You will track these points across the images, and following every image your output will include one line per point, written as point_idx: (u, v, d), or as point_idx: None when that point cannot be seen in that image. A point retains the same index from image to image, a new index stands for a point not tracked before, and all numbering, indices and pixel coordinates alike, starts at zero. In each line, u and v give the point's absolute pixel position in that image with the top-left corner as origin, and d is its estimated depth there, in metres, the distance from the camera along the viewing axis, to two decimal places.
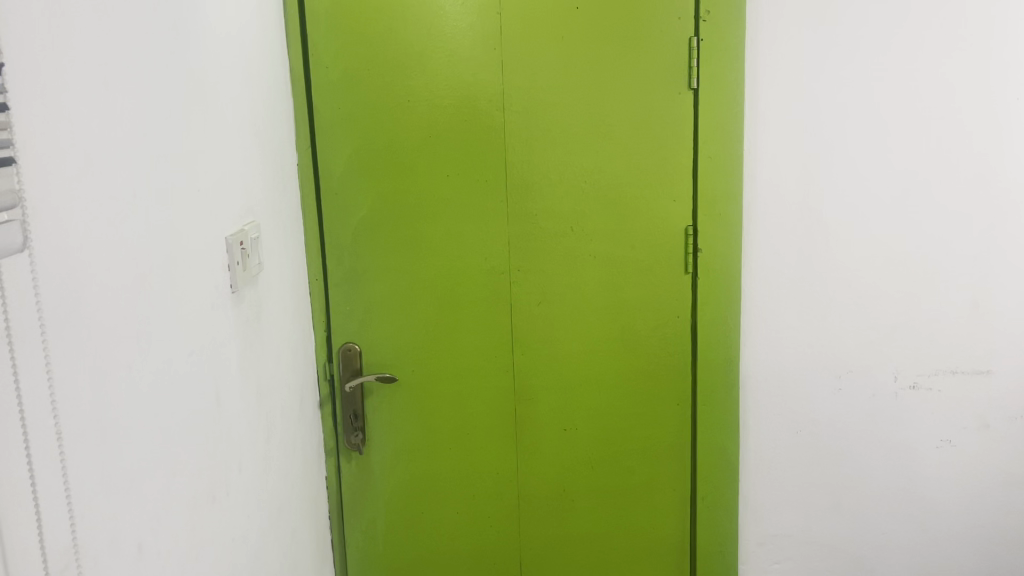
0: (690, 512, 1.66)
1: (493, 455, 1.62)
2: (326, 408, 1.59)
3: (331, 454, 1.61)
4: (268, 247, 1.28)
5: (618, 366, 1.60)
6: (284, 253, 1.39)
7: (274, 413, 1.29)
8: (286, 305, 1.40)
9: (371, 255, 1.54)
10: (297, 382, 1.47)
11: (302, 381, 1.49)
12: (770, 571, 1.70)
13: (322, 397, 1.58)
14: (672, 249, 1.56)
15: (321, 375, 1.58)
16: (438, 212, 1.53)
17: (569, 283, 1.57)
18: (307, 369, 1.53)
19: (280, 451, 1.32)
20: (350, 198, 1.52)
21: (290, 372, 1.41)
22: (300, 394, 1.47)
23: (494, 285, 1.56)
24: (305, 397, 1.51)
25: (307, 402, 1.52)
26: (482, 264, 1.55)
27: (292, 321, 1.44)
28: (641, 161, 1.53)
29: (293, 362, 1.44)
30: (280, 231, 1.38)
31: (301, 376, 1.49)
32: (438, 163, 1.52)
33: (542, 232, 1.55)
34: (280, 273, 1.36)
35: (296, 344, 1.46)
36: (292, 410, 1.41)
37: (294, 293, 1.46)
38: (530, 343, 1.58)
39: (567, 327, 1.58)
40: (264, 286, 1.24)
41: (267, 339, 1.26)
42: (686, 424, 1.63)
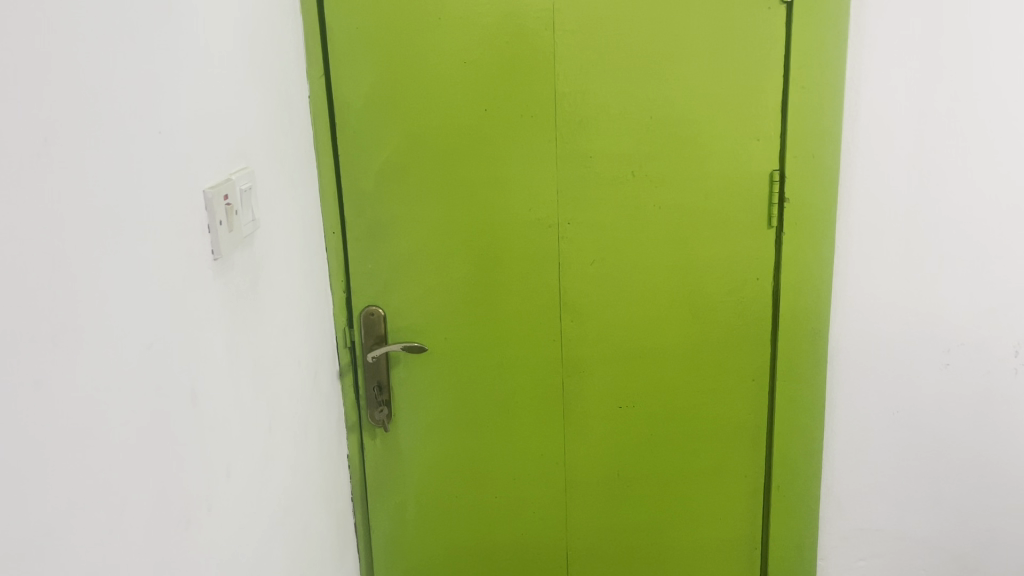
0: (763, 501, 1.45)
1: (537, 434, 1.41)
2: (346, 378, 1.39)
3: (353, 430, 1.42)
4: (270, 198, 1.07)
5: (684, 334, 1.37)
6: (292, 202, 1.18)
7: (280, 395, 1.09)
8: (295, 263, 1.19)
9: (396, 203, 1.31)
10: (312, 352, 1.27)
11: (317, 350, 1.29)
12: (854, 568, 1.48)
13: (343, 366, 1.39)
14: (753, 197, 1.31)
15: (341, 342, 1.38)
16: (475, 153, 1.29)
17: (629, 238, 1.33)
18: (324, 334, 1.32)
19: (289, 440, 1.12)
20: (371, 137, 1.29)
21: (302, 341, 1.21)
22: (315, 365, 1.28)
23: (541, 239, 1.33)
24: (322, 368, 1.31)
25: (324, 374, 1.32)
26: (527, 216, 1.32)
27: (305, 282, 1.23)
28: (719, 91, 1.27)
29: (306, 329, 1.23)
30: (287, 177, 1.16)
31: (317, 344, 1.29)
32: (475, 94, 1.27)
33: (598, 177, 1.30)
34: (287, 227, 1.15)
35: (309, 308, 1.25)
36: (303, 388, 1.21)
37: (307, 249, 1.25)
38: (583, 307, 1.36)
39: (625, 290, 1.35)
40: (263, 245, 1.03)
41: (268, 310, 1.06)
42: (763, 401, 1.40)
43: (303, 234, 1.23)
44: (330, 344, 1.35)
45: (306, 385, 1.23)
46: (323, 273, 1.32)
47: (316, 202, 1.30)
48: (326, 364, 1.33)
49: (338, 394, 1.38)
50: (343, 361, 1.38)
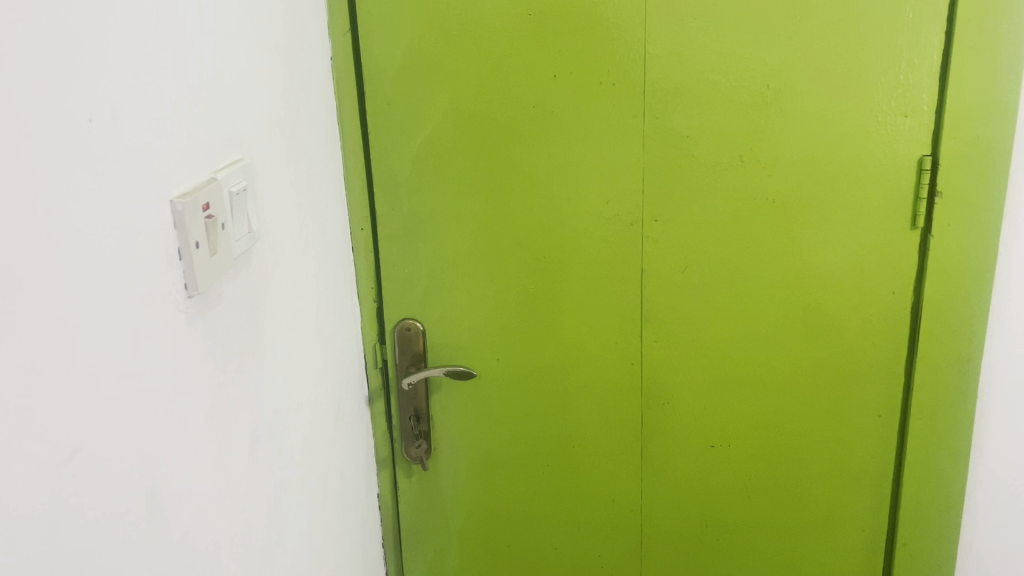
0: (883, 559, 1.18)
1: (608, 475, 1.16)
2: (377, 405, 1.14)
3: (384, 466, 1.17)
4: (276, 197, 0.80)
5: (795, 358, 1.10)
6: (308, 198, 0.91)
7: (291, 453, 0.84)
8: (312, 275, 0.93)
9: (438, 193, 1.05)
10: (335, 381, 1.02)
11: (341, 377, 1.04)
12: None
13: (372, 391, 1.14)
14: (895, 190, 1.03)
15: (371, 361, 1.12)
16: (537, 131, 1.02)
17: (731, 240, 1.05)
18: (349, 356, 1.07)
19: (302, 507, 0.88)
20: (409, 110, 1.01)
21: (320, 372, 0.96)
22: (339, 396, 1.02)
23: (621, 240, 1.06)
24: (348, 397, 1.06)
25: (350, 404, 1.07)
26: (604, 211, 1.05)
27: (324, 297, 0.98)
28: (860, 54, 0.98)
29: (326, 355, 0.98)
30: (302, 166, 0.89)
31: (340, 370, 1.03)
32: (541, 56, 0.99)
33: (696, 163, 1.02)
34: (301, 230, 0.89)
35: (330, 327, 1.00)
36: (322, 431, 0.96)
37: (327, 255, 0.99)
38: (671, 325, 1.09)
39: (723, 304, 1.08)
40: (266, 262, 0.77)
41: (273, 345, 0.80)
42: (891, 442, 1.13)
43: (323, 234, 0.98)
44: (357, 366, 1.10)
45: (327, 425, 0.98)
46: (349, 279, 1.07)
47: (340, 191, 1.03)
48: (352, 392, 1.08)
49: (367, 424, 1.14)
50: (373, 384, 1.13)
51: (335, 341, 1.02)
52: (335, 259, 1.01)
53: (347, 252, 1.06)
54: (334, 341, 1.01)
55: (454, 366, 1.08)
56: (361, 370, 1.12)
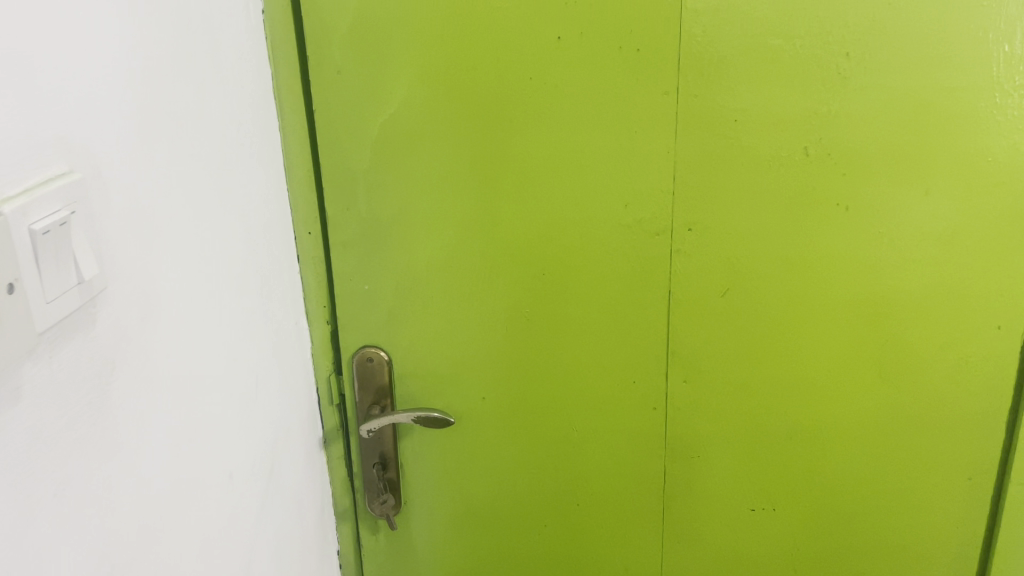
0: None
1: (620, 542, 0.93)
2: (335, 447, 0.92)
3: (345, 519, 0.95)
4: (153, 217, 0.57)
5: (865, 407, 0.86)
6: (223, 204, 0.68)
7: (187, 561, 0.62)
8: (229, 306, 0.70)
9: (406, 192, 0.80)
10: (272, 433, 0.79)
11: (281, 425, 0.81)
12: None
13: (329, 430, 0.91)
14: (1010, 197, 0.77)
15: (326, 395, 0.90)
16: (537, 113, 0.77)
17: (787, 257, 0.81)
18: (293, 395, 0.84)
19: None
20: (368, 83, 0.77)
21: (244, 430, 0.73)
22: (278, 450, 0.80)
23: (644, 255, 0.81)
24: (292, 447, 0.84)
25: (295, 453, 0.85)
26: (622, 216, 0.80)
27: (252, 330, 0.74)
28: (979, 12, 0.71)
29: (256, 403, 0.75)
30: (211, 163, 0.66)
31: (279, 417, 0.81)
32: (542, 12, 0.74)
33: (745, 157, 0.77)
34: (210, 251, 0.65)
35: (261, 366, 0.77)
36: (246, 508, 0.73)
37: (258, 273, 0.75)
38: (705, 362, 0.85)
39: (773, 338, 0.84)
40: (132, 315, 0.54)
41: (148, 424, 0.57)
42: (980, 514, 0.88)
43: (250, 250, 0.73)
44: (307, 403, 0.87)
45: (258, 494, 0.75)
46: (294, 297, 0.83)
47: (279, 187, 0.79)
48: (299, 438, 0.86)
49: (322, 472, 0.91)
50: (329, 423, 0.91)
51: (271, 382, 0.79)
52: (271, 275, 0.78)
53: (291, 263, 0.82)
54: (269, 382, 0.78)
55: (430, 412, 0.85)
56: (314, 407, 0.89)
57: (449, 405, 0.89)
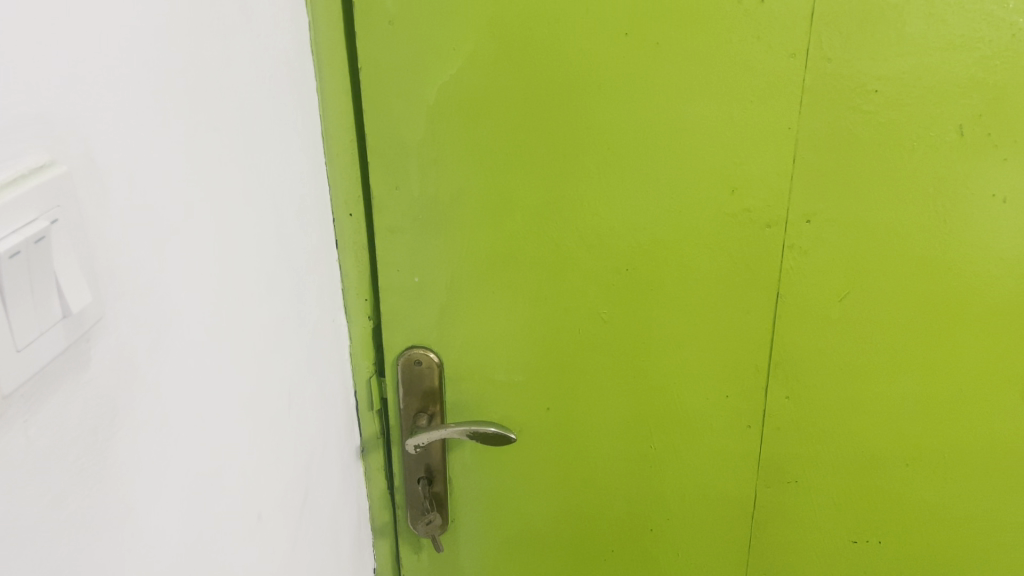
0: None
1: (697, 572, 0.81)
2: (374, 456, 0.81)
3: (382, 534, 0.84)
4: (166, 213, 0.44)
5: (998, 433, 0.72)
6: (250, 189, 0.55)
7: None
8: (258, 311, 0.57)
9: (466, 170, 0.67)
10: (305, 453, 0.67)
11: (315, 441, 0.69)
12: None
13: (367, 437, 0.80)
14: None
15: (365, 398, 0.78)
16: (631, 78, 0.63)
17: (923, 258, 0.67)
18: (328, 404, 0.72)
19: None
20: (425, 36, 0.63)
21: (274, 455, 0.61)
22: (311, 471, 0.68)
23: (749, 250, 0.68)
24: (327, 465, 0.72)
25: (329, 469, 0.73)
26: (726, 203, 0.66)
27: (285, 335, 0.62)
28: None
29: (288, 422, 0.63)
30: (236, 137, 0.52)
31: (313, 433, 0.69)
32: None
33: (884, 136, 0.63)
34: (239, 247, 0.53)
35: (294, 377, 0.64)
36: (276, 549, 0.62)
37: (291, 265, 0.62)
38: (811, 375, 0.72)
39: (896, 351, 0.70)
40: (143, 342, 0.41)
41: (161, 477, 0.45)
42: None
43: (281, 240, 0.61)
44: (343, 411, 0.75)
45: (288, 529, 0.64)
46: (330, 289, 0.71)
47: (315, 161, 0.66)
48: (333, 452, 0.74)
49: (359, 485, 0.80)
50: (368, 429, 0.79)
51: (305, 393, 0.67)
52: (305, 266, 0.65)
53: (328, 250, 0.70)
54: (303, 392, 0.66)
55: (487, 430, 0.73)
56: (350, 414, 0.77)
57: (506, 417, 0.77)
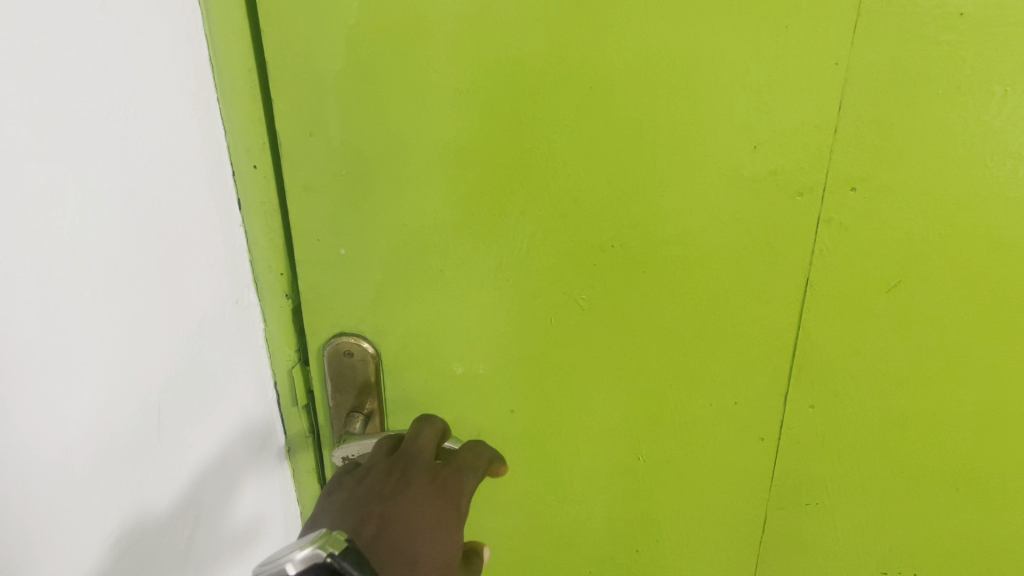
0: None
1: None
2: (302, 457, 0.66)
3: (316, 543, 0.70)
4: None
5: None
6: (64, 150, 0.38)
7: None
8: (99, 316, 0.42)
9: (403, 112, 0.50)
10: (195, 477, 0.53)
11: (214, 457, 0.55)
12: None
13: (293, 437, 0.65)
14: None
15: (287, 393, 0.63)
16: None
17: (1003, 241, 0.51)
18: (235, 410, 0.57)
19: None
20: None
21: (137, 494, 0.47)
22: (206, 496, 0.54)
23: (775, 225, 0.52)
24: (235, 480, 0.58)
25: (239, 485, 0.59)
26: (748, 163, 0.50)
27: (150, 337, 0.47)
28: None
29: (162, 446, 0.48)
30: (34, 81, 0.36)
31: (207, 452, 0.54)
32: None
33: (964, 78, 0.46)
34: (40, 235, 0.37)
35: (172, 386, 0.49)
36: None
37: (159, 242, 0.47)
38: (844, 382, 0.57)
39: (956, 356, 0.55)
40: None
41: None
42: None
43: (139, 215, 0.44)
44: (259, 410, 0.61)
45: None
46: (232, 262, 0.55)
47: (201, 100, 0.50)
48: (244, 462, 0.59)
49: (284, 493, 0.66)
50: (294, 428, 0.64)
51: (195, 401, 0.52)
52: (187, 240, 0.49)
53: (225, 214, 0.54)
54: (191, 402, 0.51)
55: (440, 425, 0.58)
56: (271, 412, 0.62)
57: (461, 420, 0.62)
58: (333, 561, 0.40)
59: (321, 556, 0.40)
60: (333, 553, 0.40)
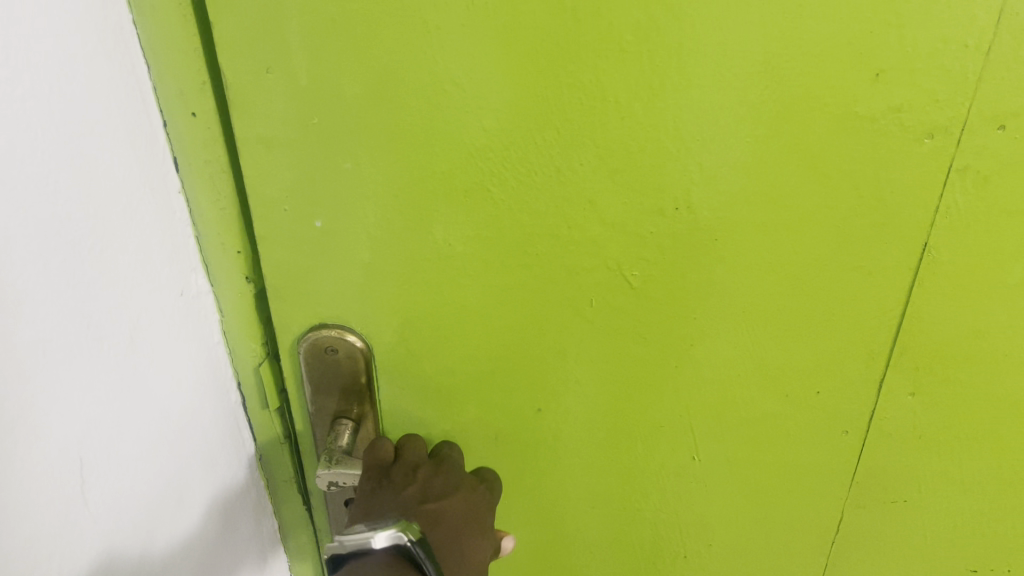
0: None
1: None
2: (276, 463, 0.54)
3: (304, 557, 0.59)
4: None
5: None
6: None
7: None
8: None
9: (395, 35, 0.36)
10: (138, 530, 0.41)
11: (160, 495, 0.43)
12: None
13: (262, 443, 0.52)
14: None
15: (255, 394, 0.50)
16: None
17: None
18: (189, 430, 0.45)
19: None
20: None
21: None
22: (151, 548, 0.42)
23: (892, 177, 0.39)
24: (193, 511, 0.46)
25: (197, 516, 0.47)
26: (862, 95, 0.37)
27: (55, 370, 0.33)
28: None
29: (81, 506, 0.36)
30: None
31: (154, 492, 0.42)
32: None
33: None
34: None
35: (94, 427, 0.36)
36: None
37: (58, 240, 0.33)
38: (956, 367, 0.45)
39: None
40: None
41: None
42: None
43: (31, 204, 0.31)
44: (220, 418, 0.48)
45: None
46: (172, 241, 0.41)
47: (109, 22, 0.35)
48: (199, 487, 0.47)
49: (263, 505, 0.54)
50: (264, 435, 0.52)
51: (129, 437, 0.39)
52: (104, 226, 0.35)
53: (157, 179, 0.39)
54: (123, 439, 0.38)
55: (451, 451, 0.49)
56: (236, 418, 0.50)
57: (475, 422, 0.49)
58: (413, 547, 0.40)
59: (401, 538, 0.40)
60: (412, 538, 0.40)
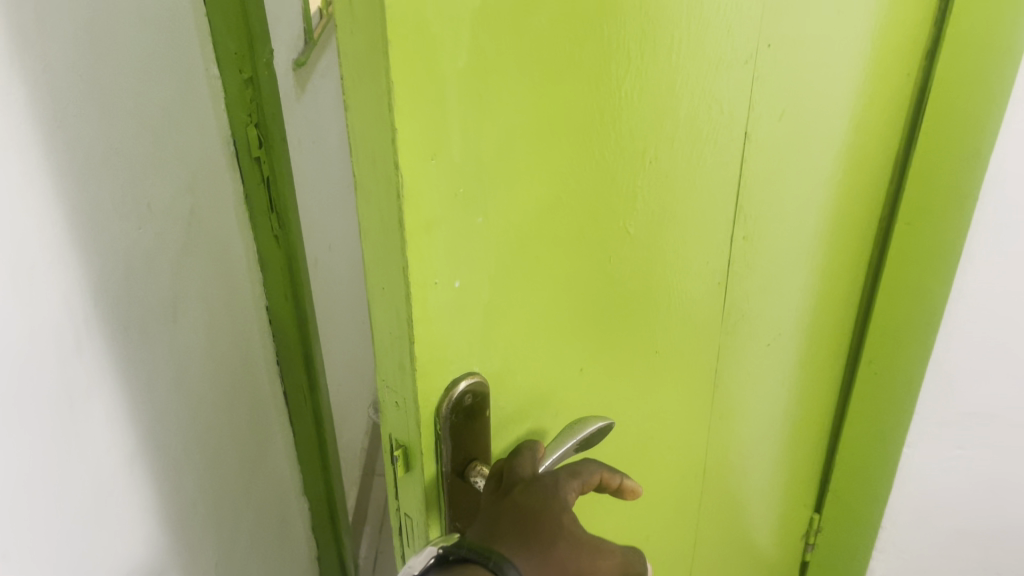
0: (842, 386, 1.08)
1: (686, 447, 0.77)
2: (410, 546, 0.55)
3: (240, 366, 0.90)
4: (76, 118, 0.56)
5: (831, 203, 0.83)
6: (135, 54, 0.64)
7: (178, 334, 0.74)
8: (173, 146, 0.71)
9: (512, 91, 0.44)
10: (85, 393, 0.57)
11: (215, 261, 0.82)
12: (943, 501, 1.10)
13: (412, 531, 0.54)
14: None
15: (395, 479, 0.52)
16: None
17: (816, 64, 0.69)
18: (225, 261, 0.85)
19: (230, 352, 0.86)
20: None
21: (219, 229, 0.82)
22: (106, 409, 0.60)
23: (732, 93, 0.60)
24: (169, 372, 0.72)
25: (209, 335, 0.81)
26: (721, 45, 0.57)
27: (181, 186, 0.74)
28: None
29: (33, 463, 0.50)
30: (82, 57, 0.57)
31: (218, 254, 0.83)
32: None
33: None
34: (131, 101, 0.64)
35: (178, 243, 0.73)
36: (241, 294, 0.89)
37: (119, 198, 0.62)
38: (756, 207, 0.70)
39: (796, 159, 0.73)
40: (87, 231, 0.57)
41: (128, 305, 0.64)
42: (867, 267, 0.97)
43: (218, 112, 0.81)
44: (172, 314, 0.72)
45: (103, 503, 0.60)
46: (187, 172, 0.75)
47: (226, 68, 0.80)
48: (167, 303, 0.71)
49: (215, 309, 0.82)
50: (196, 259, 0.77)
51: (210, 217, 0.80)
52: (59, 207, 0.54)
53: (150, 161, 0.67)
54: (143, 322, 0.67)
55: (596, 423, 0.55)
56: (181, 289, 0.74)
57: (550, 410, 0.58)
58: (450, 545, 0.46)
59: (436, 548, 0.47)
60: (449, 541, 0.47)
